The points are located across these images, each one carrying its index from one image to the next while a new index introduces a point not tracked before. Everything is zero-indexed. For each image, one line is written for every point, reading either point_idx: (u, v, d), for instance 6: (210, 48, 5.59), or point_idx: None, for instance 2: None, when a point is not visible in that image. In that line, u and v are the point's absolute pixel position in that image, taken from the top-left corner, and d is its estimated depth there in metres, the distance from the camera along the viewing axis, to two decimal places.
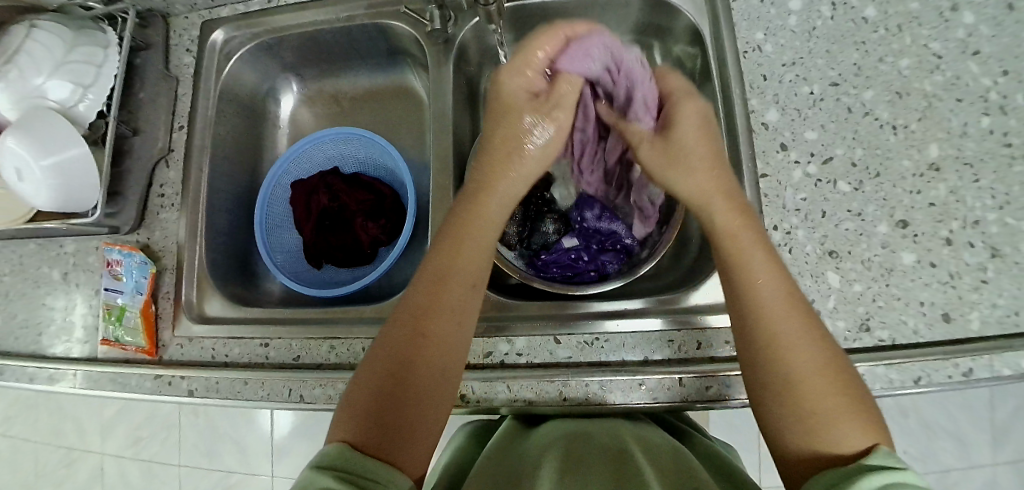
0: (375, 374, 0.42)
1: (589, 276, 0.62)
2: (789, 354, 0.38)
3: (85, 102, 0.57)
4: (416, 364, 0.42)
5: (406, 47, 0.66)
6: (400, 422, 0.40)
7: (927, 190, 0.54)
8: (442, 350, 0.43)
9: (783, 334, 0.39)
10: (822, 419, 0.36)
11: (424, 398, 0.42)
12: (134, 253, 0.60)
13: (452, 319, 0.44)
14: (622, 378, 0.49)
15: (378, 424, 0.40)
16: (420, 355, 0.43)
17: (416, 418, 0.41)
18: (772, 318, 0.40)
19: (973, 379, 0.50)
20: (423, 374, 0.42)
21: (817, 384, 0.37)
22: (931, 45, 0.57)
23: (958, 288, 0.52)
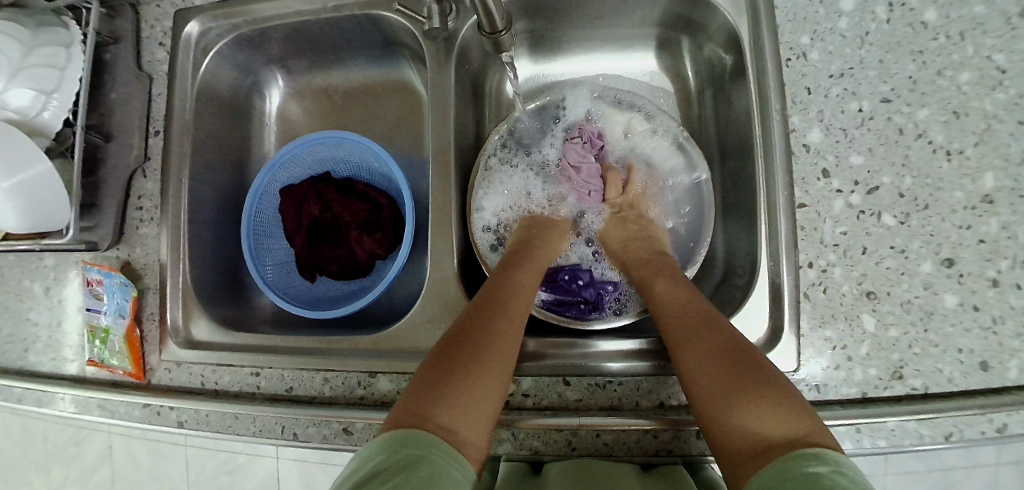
0: (434, 359, 0.42)
1: (579, 306, 0.59)
2: (699, 354, 0.42)
3: (50, 109, 0.51)
4: (477, 351, 0.42)
5: (403, 41, 0.60)
6: (457, 403, 0.39)
7: (978, 225, 0.49)
8: (504, 345, 0.44)
9: (701, 336, 0.43)
10: (745, 405, 0.38)
11: (482, 385, 0.41)
12: (115, 274, 0.56)
13: (511, 320, 0.46)
14: (632, 428, 0.47)
15: (437, 401, 0.39)
16: (477, 344, 0.43)
17: (472, 401, 0.39)
18: (689, 330, 0.44)
19: (1007, 434, 0.47)
20: (485, 361, 0.42)
21: (742, 377, 0.39)
22: (997, 56, 0.50)
23: (1000, 334, 0.48)
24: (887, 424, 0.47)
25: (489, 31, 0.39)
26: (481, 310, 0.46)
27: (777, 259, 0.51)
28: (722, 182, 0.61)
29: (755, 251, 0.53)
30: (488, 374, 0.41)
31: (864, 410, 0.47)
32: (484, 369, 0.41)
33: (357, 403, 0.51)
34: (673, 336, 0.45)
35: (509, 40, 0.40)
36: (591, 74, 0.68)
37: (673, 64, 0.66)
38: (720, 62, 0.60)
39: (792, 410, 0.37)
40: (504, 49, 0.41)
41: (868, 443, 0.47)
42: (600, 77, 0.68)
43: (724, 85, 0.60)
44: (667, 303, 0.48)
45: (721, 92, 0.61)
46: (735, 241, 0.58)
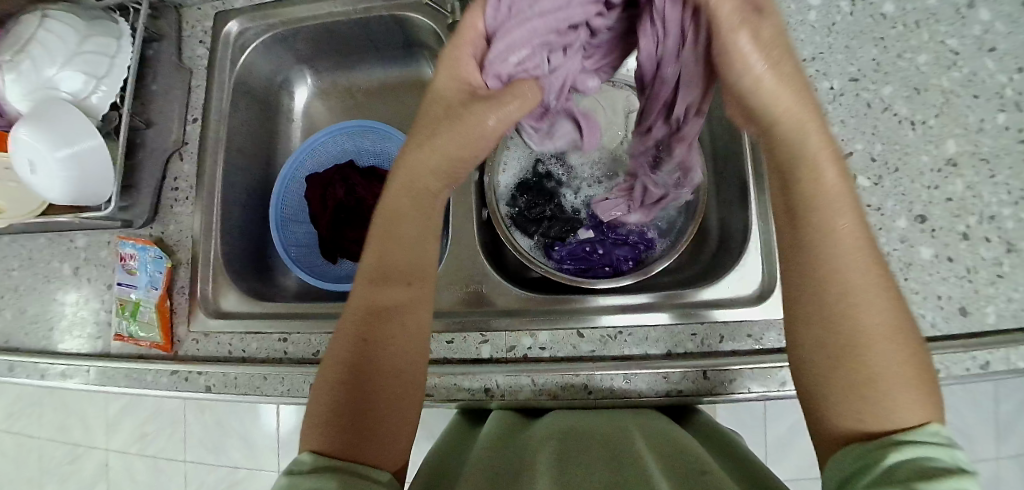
0: (332, 387, 0.41)
1: (604, 271, 0.62)
2: (873, 317, 0.34)
3: (99, 93, 0.56)
4: (374, 374, 0.41)
5: (424, 39, 0.66)
6: (368, 431, 0.40)
7: (945, 185, 0.55)
8: (397, 356, 0.42)
9: (854, 291, 0.35)
10: (878, 388, 0.33)
11: (386, 403, 0.41)
12: (149, 247, 0.59)
13: (408, 316, 0.43)
14: (646, 371, 0.50)
15: (349, 432, 0.39)
16: (376, 369, 0.41)
17: (389, 417, 0.41)
18: (850, 283, 0.35)
19: (990, 371, 0.50)
20: (387, 386, 0.41)
21: (894, 358, 0.34)
22: (948, 41, 0.57)
23: (975, 282, 0.53)
24: None
25: None
26: (364, 331, 0.42)
27: (767, 216, 0.55)
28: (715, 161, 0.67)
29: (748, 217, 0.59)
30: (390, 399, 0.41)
31: None
32: (387, 392, 0.41)
33: None
34: (801, 287, 0.37)
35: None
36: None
37: None
38: None
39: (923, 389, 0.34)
40: None
41: None
42: None
43: None
44: (832, 247, 0.35)
45: None
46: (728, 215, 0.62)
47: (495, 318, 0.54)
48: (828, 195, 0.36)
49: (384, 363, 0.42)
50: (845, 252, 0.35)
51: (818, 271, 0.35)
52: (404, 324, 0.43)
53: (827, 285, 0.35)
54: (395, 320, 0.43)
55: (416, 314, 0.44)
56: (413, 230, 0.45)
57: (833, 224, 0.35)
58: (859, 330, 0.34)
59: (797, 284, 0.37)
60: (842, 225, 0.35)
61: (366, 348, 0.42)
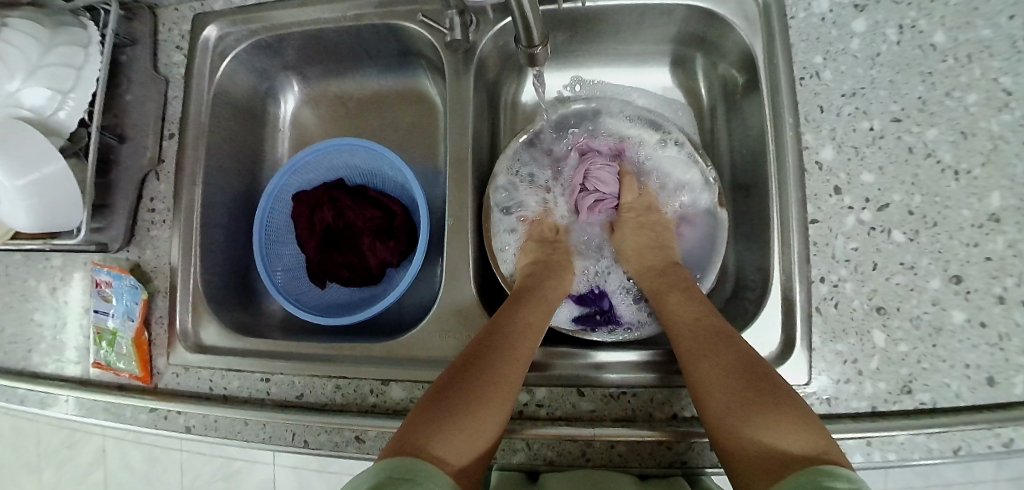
0: (438, 388, 0.43)
1: (593, 318, 0.59)
2: (712, 371, 0.43)
3: (66, 109, 0.52)
4: (469, 382, 0.42)
5: (421, 50, 0.60)
6: (444, 429, 0.39)
7: (985, 243, 0.50)
8: (502, 375, 0.43)
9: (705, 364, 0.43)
10: (751, 418, 0.39)
11: (471, 411, 0.40)
12: (124, 276, 0.56)
13: (516, 347, 0.46)
14: (647, 440, 0.46)
15: (432, 425, 0.39)
16: (471, 380, 0.42)
17: (471, 425, 0.40)
18: (701, 349, 0.45)
19: (1014, 449, 0.47)
20: (479, 397, 0.41)
21: (760, 403, 0.40)
22: (1002, 79, 0.51)
23: (1007, 350, 0.49)
24: (896, 438, 0.47)
25: (524, 45, 0.40)
26: (476, 349, 0.45)
27: (790, 274, 0.51)
28: (733, 195, 0.62)
29: (767, 266, 0.54)
30: (476, 411, 0.40)
31: (876, 423, 0.47)
32: (480, 406, 0.41)
33: (367, 411, 0.50)
34: (682, 356, 0.45)
35: (542, 55, 0.42)
36: (603, 88, 0.69)
37: (686, 79, 0.67)
38: (733, 78, 0.61)
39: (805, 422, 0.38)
40: (537, 64, 0.43)
41: (879, 456, 0.47)
42: (614, 90, 0.69)
43: (738, 101, 0.61)
44: (682, 327, 0.47)
45: (734, 107, 0.62)
46: (747, 257, 0.59)
47: None
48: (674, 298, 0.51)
49: (485, 375, 0.43)
50: (699, 330, 0.46)
51: (685, 349, 0.46)
52: (517, 354, 0.45)
53: (688, 358, 0.45)
54: (503, 346, 0.45)
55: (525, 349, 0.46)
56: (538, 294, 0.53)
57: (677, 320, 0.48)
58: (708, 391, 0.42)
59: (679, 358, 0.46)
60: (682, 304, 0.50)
61: (475, 361, 0.44)
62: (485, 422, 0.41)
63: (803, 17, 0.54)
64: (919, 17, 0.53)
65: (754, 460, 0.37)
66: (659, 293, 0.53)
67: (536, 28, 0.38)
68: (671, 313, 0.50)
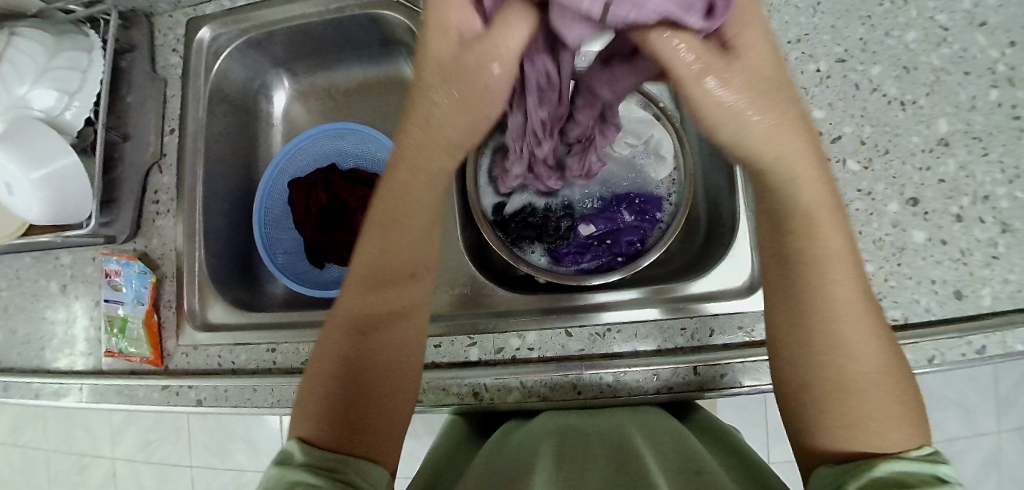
0: (333, 359, 0.39)
1: (616, 262, 0.59)
2: (858, 347, 0.36)
3: (73, 109, 0.56)
4: (367, 352, 0.40)
5: (400, 37, 0.64)
6: (348, 419, 0.37)
7: (937, 166, 0.53)
8: (403, 337, 0.41)
9: (843, 338, 0.36)
10: (864, 412, 0.34)
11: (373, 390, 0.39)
12: (133, 263, 0.59)
13: (411, 303, 0.41)
14: (635, 370, 0.49)
15: (348, 417, 0.37)
16: (369, 353, 0.40)
17: (388, 401, 0.40)
18: (848, 317, 0.36)
19: (986, 355, 0.50)
20: (383, 372, 0.40)
21: (868, 380, 0.35)
22: (937, 17, 0.56)
23: (969, 264, 0.52)
24: None
25: None
26: (360, 331, 0.40)
27: None
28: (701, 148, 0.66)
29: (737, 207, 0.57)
30: (388, 383, 0.40)
31: None
32: (386, 376, 0.40)
33: None
34: (803, 315, 0.37)
35: None
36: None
37: None
38: None
39: (909, 416, 0.35)
40: None
41: None
42: None
43: None
44: (837, 280, 0.36)
45: None
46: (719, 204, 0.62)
47: (482, 321, 0.53)
48: (834, 246, 0.35)
49: (388, 343, 0.40)
50: (842, 303, 0.36)
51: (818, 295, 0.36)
52: (411, 319, 0.42)
53: (821, 313, 0.36)
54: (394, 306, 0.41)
55: (420, 304, 0.42)
56: (408, 203, 0.38)
57: (832, 282, 0.36)
58: (836, 368, 0.36)
59: (775, 314, 0.39)
60: (840, 280, 0.36)
61: (369, 324, 0.40)
62: (394, 388, 0.40)
63: None
64: None
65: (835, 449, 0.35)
66: (806, 224, 0.35)
67: None
68: (812, 255, 0.36)
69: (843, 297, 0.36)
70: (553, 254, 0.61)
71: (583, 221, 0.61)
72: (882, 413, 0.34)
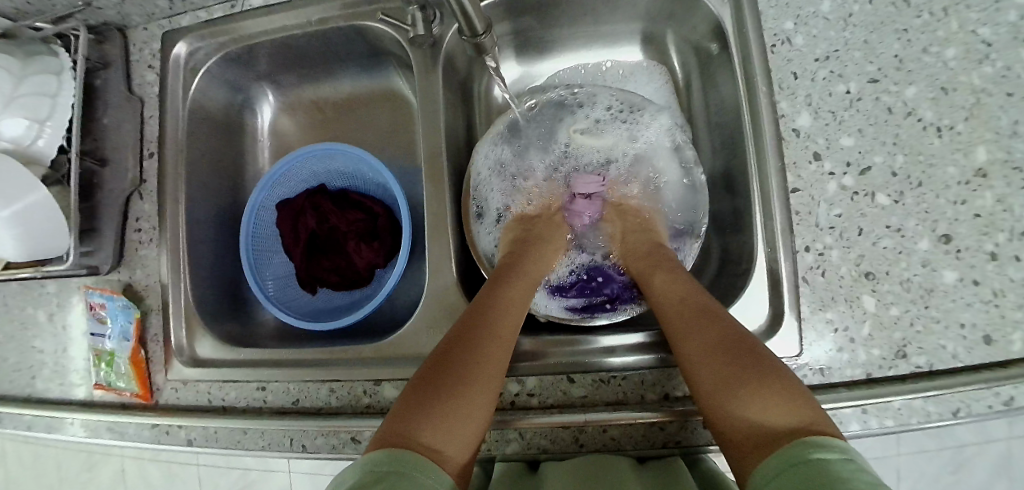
0: (433, 363, 0.43)
1: (605, 304, 0.59)
2: (708, 337, 0.42)
3: (45, 136, 0.52)
4: (458, 359, 0.43)
5: (390, 50, 0.60)
6: (437, 424, 0.39)
7: (974, 199, 0.49)
8: (496, 358, 0.44)
9: (702, 333, 0.43)
10: (736, 391, 0.39)
11: (454, 412, 0.40)
12: (117, 296, 0.57)
13: (504, 337, 0.45)
14: (639, 423, 0.46)
15: (427, 414, 0.39)
16: (462, 361, 0.43)
17: (466, 411, 0.40)
18: (692, 319, 0.44)
19: (1015, 406, 0.46)
20: (468, 380, 0.41)
21: (736, 363, 0.40)
22: (978, 31, 0.50)
23: (1002, 307, 0.48)
24: (893, 403, 0.47)
25: (468, 35, 0.44)
26: (459, 342, 0.44)
27: (773, 245, 0.51)
28: (714, 169, 0.62)
29: (751, 241, 0.54)
30: (473, 394, 0.41)
31: (868, 390, 0.47)
32: (472, 385, 0.41)
33: (362, 412, 0.51)
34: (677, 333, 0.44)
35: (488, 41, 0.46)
36: (568, 74, 0.69)
37: (660, 57, 0.66)
38: (707, 49, 0.59)
39: (791, 392, 0.37)
40: (485, 49, 0.47)
41: (875, 423, 0.47)
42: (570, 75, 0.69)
43: (711, 75, 0.60)
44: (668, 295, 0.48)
45: (709, 80, 0.61)
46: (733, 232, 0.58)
47: None
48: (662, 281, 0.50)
49: (481, 357, 0.43)
50: (691, 308, 0.45)
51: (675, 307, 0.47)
52: (505, 343, 0.45)
53: (690, 326, 0.44)
54: (489, 329, 0.45)
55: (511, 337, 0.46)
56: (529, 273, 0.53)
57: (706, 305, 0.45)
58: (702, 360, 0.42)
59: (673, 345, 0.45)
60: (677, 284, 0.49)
61: (470, 335, 0.44)
62: (480, 412, 0.41)
63: None
64: None
65: (743, 435, 0.37)
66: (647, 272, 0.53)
67: (477, 17, 0.42)
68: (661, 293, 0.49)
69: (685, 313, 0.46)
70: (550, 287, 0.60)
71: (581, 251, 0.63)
72: (755, 391, 0.38)
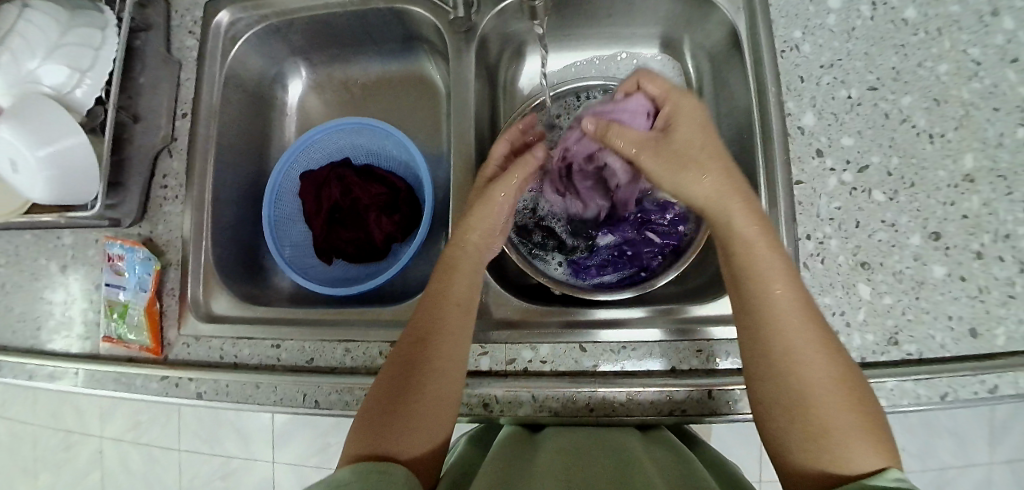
0: (387, 375, 0.45)
1: (639, 276, 0.59)
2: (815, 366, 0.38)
3: (83, 87, 0.53)
4: (406, 373, 0.44)
5: (423, 33, 0.63)
6: (393, 436, 0.41)
7: (961, 202, 0.53)
8: (442, 360, 0.44)
9: (799, 360, 0.39)
10: (830, 436, 0.37)
11: (410, 421, 0.42)
12: (137, 249, 0.57)
13: (451, 335, 0.45)
14: (648, 390, 0.48)
15: (384, 428, 0.42)
16: (407, 374, 0.44)
17: (420, 418, 0.42)
18: (795, 337, 0.39)
19: (997, 395, 0.49)
20: (417, 389, 0.43)
21: (839, 404, 0.37)
22: (969, 50, 0.55)
23: (986, 302, 0.51)
24: (885, 385, 0.49)
25: None
26: (409, 356, 0.45)
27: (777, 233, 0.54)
28: None
29: None
30: (423, 403, 0.43)
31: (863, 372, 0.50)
32: (422, 393, 0.43)
33: (376, 372, 0.52)
34: (774, 352, 0.39)
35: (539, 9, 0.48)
36: (584, 64, 0.72)
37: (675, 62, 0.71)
38: (721, 54, 0.64)
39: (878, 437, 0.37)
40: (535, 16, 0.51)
41: None
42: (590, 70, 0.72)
43: (724, 78, 0.64)
44: (779, 296, 0.40)
45: (721, 84, 0.65)
46: None
47: (493, 332, 0.53)
48: (772, 272, 0.41)
49: (427, 364, 0.44)
50: (795, 321, 0.40)
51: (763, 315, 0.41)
52: (450, 342, 0.45)
53: (785, 346, 0.39)
54: (436, 334, 0.45)
55: (459, 334, 0.46)
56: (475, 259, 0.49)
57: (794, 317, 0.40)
58: (801, 392, 0.38)
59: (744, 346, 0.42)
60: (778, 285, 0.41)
61: (417, 347, 0.45)
62: (433, 415, 0.43)
63: None
64: None
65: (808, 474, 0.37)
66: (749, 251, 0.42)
67: None
68: (755, 285, 0.41)
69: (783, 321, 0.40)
70: (573, 266, 0.60)
71: (604, 232, 0.60)
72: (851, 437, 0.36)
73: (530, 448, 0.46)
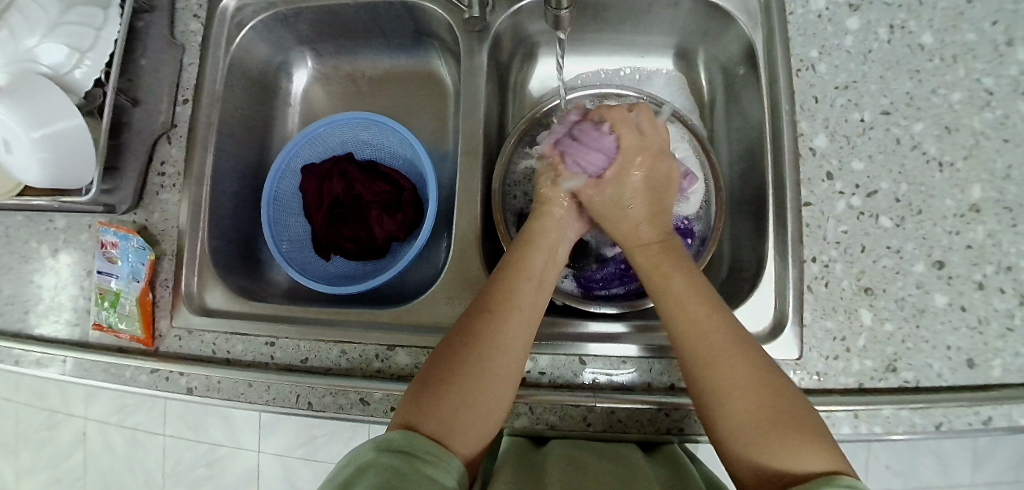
0: (450, 349, 0.44)
1: (643, 288, 0.58)
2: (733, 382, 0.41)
3: (82, 68, 0.52)
4: (473, 349, 0.43)
5: (435, 30, 0.62)
6: (451, 412, 0.40)
7: (966, 232, 0.53)
8: (510, 341, 0.44)
9: (720, 369, 0.42)
10: (770, 443, 0.38)
11: (468, 401, 0.41)
12: (131, 237, 0.56)
13: (521, 318, 0.45)
14: (645, 407, 0.48)
15: (440, 403, 0.40)
16: (475, 350, 0.43)
17: (480, 400, 0.41)
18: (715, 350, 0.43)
19: (990, 426, 0.49)
20: (482, 368, 0.42)
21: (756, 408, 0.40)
22: (983, 80, 0.55)
23: (985, 334, 0.51)
24: (881, 412, 0.49)
25: (552, 6, 0.42)
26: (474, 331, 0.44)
27: (783, 253, 0.54)
28: (730, 183, 0.65)
29: (762, 248, 0.57)
30: (485, 383, 0.42)
31: (860, 398, 0.50)
32: (486, 372, 0.42)
33: (372, 375, 0.51)
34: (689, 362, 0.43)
35: (566, 19, 0.44)
36: (590, 76, 0.73)
37: (688, 73, 0.70)
38: (736, 69, 0.63)
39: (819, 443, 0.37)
40: (561, 28, 0.45)
41: (865, 429, 0.49)
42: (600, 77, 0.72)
43: (737, 93, 0.64)
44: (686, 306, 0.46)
45: (734, 98, 0.65)
46: (743, 243, 0.61)
47: None
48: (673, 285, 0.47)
49: (494, 341, 0.43)
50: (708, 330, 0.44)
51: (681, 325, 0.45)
52: (519, 325, 0.45)
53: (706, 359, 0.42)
54: (506, 313, 0.45)
55: (528, 320, 0.46)
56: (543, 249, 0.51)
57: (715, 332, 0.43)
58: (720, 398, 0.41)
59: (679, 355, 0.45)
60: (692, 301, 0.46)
61: (485, 324, 0.44)
62: (493, 398, 0.42)
63: (802, 13, 0.57)
64: (909, 19, 0.56)
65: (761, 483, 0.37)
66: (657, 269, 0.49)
67: None
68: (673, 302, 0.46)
69: (710, 325, 0.44)
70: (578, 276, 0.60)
71: (610, 244, 0.61)
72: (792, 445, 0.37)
73: (524, 455, 0.46)
